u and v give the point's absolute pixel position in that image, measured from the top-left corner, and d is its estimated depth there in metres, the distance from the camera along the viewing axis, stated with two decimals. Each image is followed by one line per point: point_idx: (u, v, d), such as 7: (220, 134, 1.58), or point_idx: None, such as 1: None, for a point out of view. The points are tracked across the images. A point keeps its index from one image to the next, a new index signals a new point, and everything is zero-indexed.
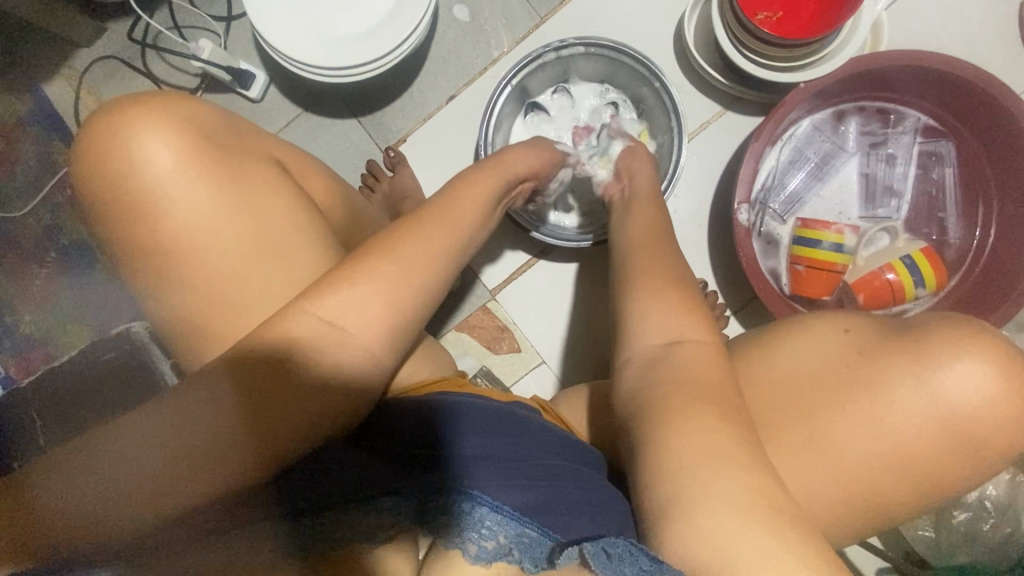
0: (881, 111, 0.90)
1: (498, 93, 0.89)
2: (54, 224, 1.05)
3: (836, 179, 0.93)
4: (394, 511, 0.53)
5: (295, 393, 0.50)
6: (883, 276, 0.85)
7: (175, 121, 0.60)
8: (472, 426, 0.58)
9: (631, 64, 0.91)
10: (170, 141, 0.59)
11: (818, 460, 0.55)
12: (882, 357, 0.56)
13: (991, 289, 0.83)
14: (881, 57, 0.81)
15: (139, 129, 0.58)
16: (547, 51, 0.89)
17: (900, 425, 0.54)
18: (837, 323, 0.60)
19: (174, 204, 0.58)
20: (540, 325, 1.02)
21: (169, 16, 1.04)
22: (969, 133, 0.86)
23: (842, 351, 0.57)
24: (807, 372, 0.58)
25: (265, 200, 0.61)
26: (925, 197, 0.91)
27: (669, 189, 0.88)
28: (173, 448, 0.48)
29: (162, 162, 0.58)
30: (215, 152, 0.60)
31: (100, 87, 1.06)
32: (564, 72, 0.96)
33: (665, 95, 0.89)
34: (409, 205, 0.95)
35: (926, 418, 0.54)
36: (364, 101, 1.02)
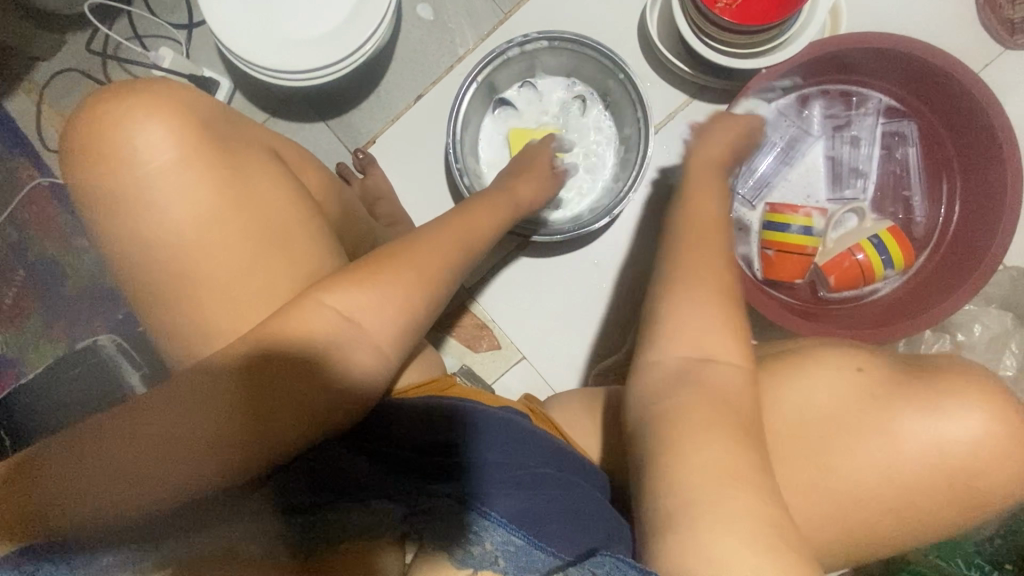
0: (844, 94, 0.91)
1: (463, 91, 0.89)
2: (20, 241, 1.03)
3: (804, 163, 0.94)
4: (385, 511, 0.52)
5: (289, 402, 0.50)
6: (853, 256, 0.86)
7: (172, 111, 0.58)
8: (480, 435, 0.58)
9: (595, 56, 0.91)
10: (166, 132, 0.57)
11: (823, 485, 0.60)
12: (892, 399, 0.61)
13: (957, 267, 0.84)
14: (841, 41, 0.82)
15: (133, 120, 0.57)
16: (510, 47, 0.89)
17: (899, 457, 0.59)
18: (851, 360, 0.64)
19: (162, 197, 0.57)
20: (518, 321, 1.02)
21: (128, 25, 1.02)
22: (931, 113, 0.87)
23: (857, 390, 0.62)
24: (820, 403, 0.62)
25: (264, 194, 0.60)
26: (890, 177, 0.92)
27: (638, 180, 0.89)
28: (160, 450, 0.47)
29: (160, 152, 0.57)
30: (211, 146, 0.59)
31: (61, 100, 1.05)
32: (529, 67, 0.97)
33: (631, 86, 0.90)
34: (381, 207, 0.94)
35: (926, 458, 0.59)
36: (331, 103, 1.02)
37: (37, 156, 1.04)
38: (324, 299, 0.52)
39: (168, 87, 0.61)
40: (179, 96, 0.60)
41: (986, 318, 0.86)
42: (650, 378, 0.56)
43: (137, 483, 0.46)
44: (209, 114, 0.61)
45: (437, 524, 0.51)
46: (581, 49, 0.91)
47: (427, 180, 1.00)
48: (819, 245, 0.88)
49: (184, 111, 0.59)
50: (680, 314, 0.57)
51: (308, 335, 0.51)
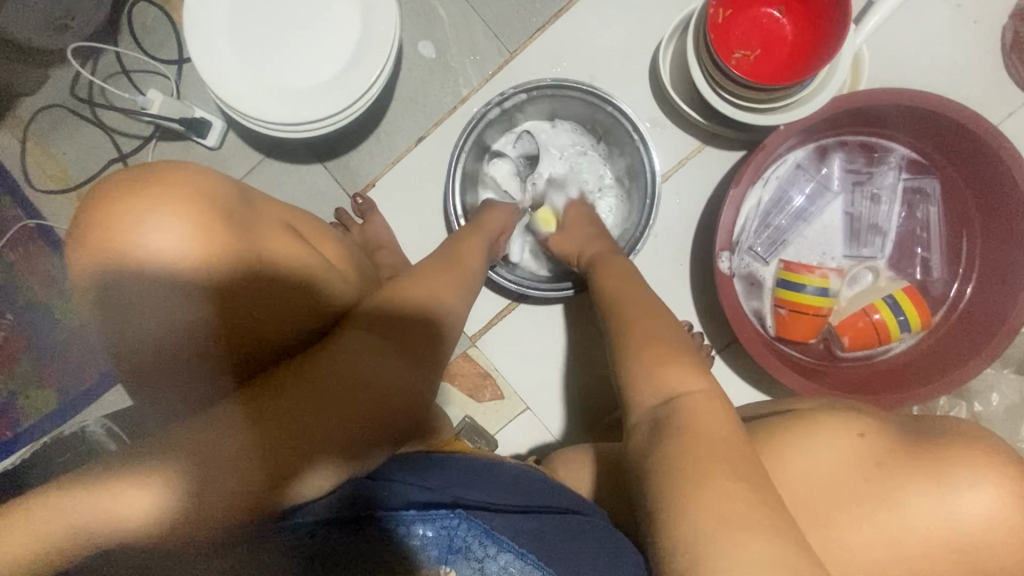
0: (865, 147, 0.87)
1: (459, 151, 0.86)
2: (8, 283, 1.00)
3: (820, 220, 0.90)
4: (424, 545, 0.54)
5: (329, 434, 0.49)
6: (867, 317, 0.84)
7: (185, 204, 0.54)
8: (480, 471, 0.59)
9: (577, 95, 0.88)
10: (180, 229, 0.54)
11: (823, 558, 0.56)
12: (900, 467, 0.55)
13: (975, 329, 0.82)
14: (865, 96, 0.78)
15: (136, 215, 0.53)
16: (490, 108, 0.86)
17: (909, 531, 0.54)
18: (851, 426, 0.59)
19: (178, 294, 0.54)
20: (522, 370, 1.00)
21: (114, 60, 0.97)
22: (955, 171, 0.84)
23: (859, 456, 0.57)
24: (823, 469, 0.57)
25: (278, 254, 0.59)
26: (909, 234, 0.89)
27: (644, 237, 0.86)
28: (203, 485, 0.46)
29: (170, 249, 0.53)
30: (225, 238, 0.55)
31: (46, 136, 1.00)
32: (514, 120, 0.93)
33: (624, 118, 0.86)
34: (382, 256, 0.91)
35: (941, 537, 0.54)
36: (328, 144, 0.98)
37: (23, 195, 1.00)
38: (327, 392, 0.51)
39: (159, 169, 0.58)
40: (198, 181, 0.57)
41: (1004, 382, 0.84)
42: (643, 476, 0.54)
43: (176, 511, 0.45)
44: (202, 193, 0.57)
45: (465, 564, 0.55)
46: (561, 92, 0.88)
47: (430, 225, 0.97)
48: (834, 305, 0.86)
49: (197, 201, 0.55)
50: None
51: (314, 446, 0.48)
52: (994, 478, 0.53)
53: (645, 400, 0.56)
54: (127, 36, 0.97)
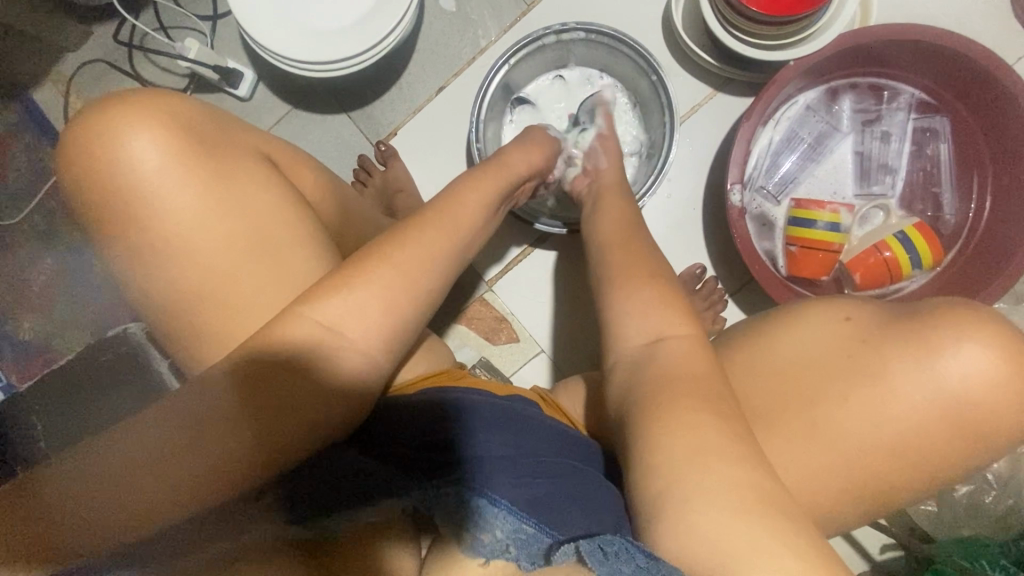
0: (874, 88, 0.89)
1: (487, 85, 0.89)
2: (48, 229, 1.05)
3: (831, 159, 0.92)
4: (399, 505, 0.53)
5: (294, 397, 0.51)
6: (878, 253, 0.85)
7: (163, 117, 0.59)
8: (485, 426, 0.59)
9: (629, 54, 0.90)
10: (158, 139, 0.58)
11: (829, 449, 0.56)
12: (884, 340, 0.57)
13: (989, 260, 0.82)
14: (869, 33, 0.80)
15: (117, 129, 0.58)
16: (547, 33, 0.89)
17: (902, 408, 0.55)
18: (843, 313, 0.60)
19: (158, 201, 0.58)
20: (537, 314, 1.02)
21: (154, 17, 1.03)
22: (964, 108, 0.85)
23: (844, 337, 0.58)
24: (812, 351, 0.58)
25: (253, 198, 0.61)
26: (920, 173, 0.90)
27: (655, 184, 0.88)
28: (173, 459, 0.48)
29: (146, 161, 0.58)
30: (199, 147, 0.60)
31: (88, 90, 1.06)
32: (562, 58, 0.96)
33: (662, 90, 0.89)
34: (402, 198, 0.94)
35: (935, 408, 0.54)
36: (352, 95, 1.02)
37: None
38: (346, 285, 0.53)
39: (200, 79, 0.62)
40: (177, 102, 0.61)
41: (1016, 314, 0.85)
42: (654, 359, 0.56)
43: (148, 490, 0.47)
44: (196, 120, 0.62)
45: (444, 514, 0.52)
46: (617, 45, 0.90)
47: (449, 172, 1.00)
48: (845, 242, 0.87)
49: (177, 115, 0.60)
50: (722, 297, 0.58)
51: (325, 314, 0.52)
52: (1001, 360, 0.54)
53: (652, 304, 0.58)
54: None
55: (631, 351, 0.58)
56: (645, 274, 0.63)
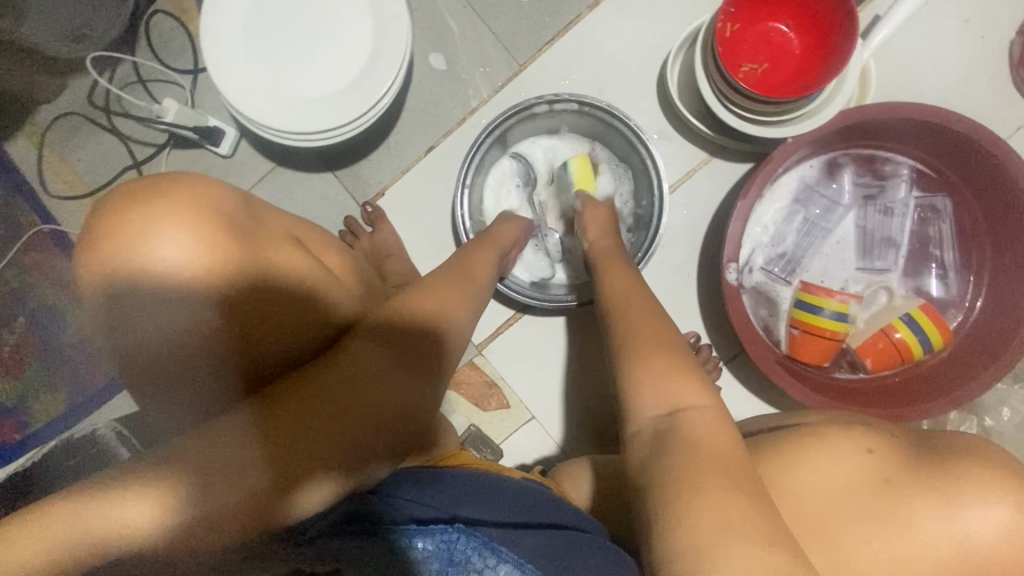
0: (874, 162, 0.88)
1: (479, 146, 0.87)
2: (21, 287, 1.02)
3: (834, 234, 0.90)
4: (425, 557, 0.55)
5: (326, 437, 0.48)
6: (886, 338, 0.84)
7: (194, 210, 0.55)
8: (496, 484, 0.61)
9: (623, 130, 0.88)
10: (189, 234, 0.54)
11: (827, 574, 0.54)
12: (908, 485, 0.54)
13: (992, 340, 0.81)
14: (867, 111, 0.78)
15: (149, 221, 0.54)
16: (538, 103, 0.87)
17: (917, 552, 0.53)
18: (859, 441, 0.58)
19: (196, 310, 0.54)
20: (527, 379, 1.00)
21: (132, 70, 0.99)
22: (963, 185, 0.84)
23: (869, 474, 0.56)
24: (832, 484, 0.56)
25: (281, 293, 0.58)
26: (922, 251, 0.89)
27: (646, 260, 0.86)
28: (188, 492, 0.45)
29: (185, 260, 0.54)
30: (244, 257, 0.56)
31: (63, 144, 1.01)
32: (552, 124, 0.94)
33: (652, 168, 0.87)
34: (390, 265, 0.91)
35: (948, 553, 0.52)
36: (340, 154, 0.99)
37: (39, 201, 1.02)
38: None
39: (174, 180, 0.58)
40: (213, 198, 0.57)
41: (1015, 397, 0.83)
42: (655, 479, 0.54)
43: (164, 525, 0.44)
44: (229, 208, 0.58)
45: None
46: (611, 119, 0.88)
47: (438, 234, 0.98)
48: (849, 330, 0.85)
49: (205, 206, 0.56)
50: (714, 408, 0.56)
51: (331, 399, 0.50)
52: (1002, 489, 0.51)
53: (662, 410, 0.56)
54: (143, 45, 0.98)
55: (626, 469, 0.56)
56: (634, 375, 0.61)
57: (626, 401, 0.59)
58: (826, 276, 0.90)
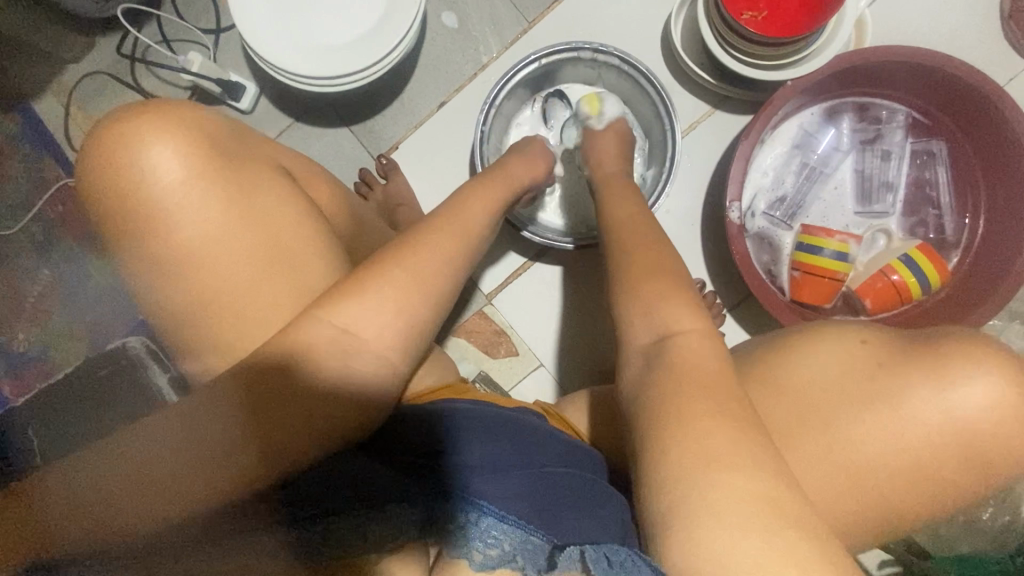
0: (875, 110, 0.91)
1: (498, 88, 0.89)
2: (46, 239, 1.05)
3: (833, 180, 0.93)
4: (405, 520, 0.54)
5: (304, 412, 0.51)
6: (886, 278, 0.86)
7: (176, 129, 0.59)
8: (479, 438, 0.59)
9: (653, 98, 0.92)
10: (171, 149, 0.58)
11: (829, 465, 0.56)
12: (902, 368, 0.56)
13: (989, 273, 0.84)
14: (864, 54, 0.82)
15: (140, 138, 0.58)
16: (585, 47, 0.90)
17: (911, 429, 0.55)
18: (852, 333, 0.59)
19: (177, 218, 0.58)
20: (536, 328, 1.03)
21: (157, 30, 1.03)
22: (958, 128, 0.87)
23: (864, 358, 0.57)
24: (829, 376, 0.57)
25: (273, 210, 0.61)
26: (918, 194, 0.92)
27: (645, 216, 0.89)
28: (161, 457, 0.49)
29: (170, 175, 0.58)
30: (223, 162, 0.61)
31: (89, 102, 1.06)
32: (592, 75, 0.97)
33: (671, 139, 0.90)
34: (404, 211, 0.95)
35: (941, 428, 0.54)
36: (355, 109, 1.03)
37: (66, 157, 1.06)
38: (339, 314, 0.53)
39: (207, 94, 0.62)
40: (198, 115, 0.62)
41: (1011, 332, 0.86)
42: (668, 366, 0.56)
43: (138, 486, 0.48)
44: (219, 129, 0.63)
45: (452, 531, 0.55)
46: (644, 85, 0.92)
47: (450, 186, 1.01)
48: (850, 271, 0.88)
49: (188, 125, 0.60)
50: None
51: (313, 355, 0.52)
52: (995, 374, 0.54)
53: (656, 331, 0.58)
54: (169, 6, 1.03)
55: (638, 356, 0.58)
56: (643, 284, 0.64)
57: (620, 312, 0.62)
58: (827, 221, 0.93)
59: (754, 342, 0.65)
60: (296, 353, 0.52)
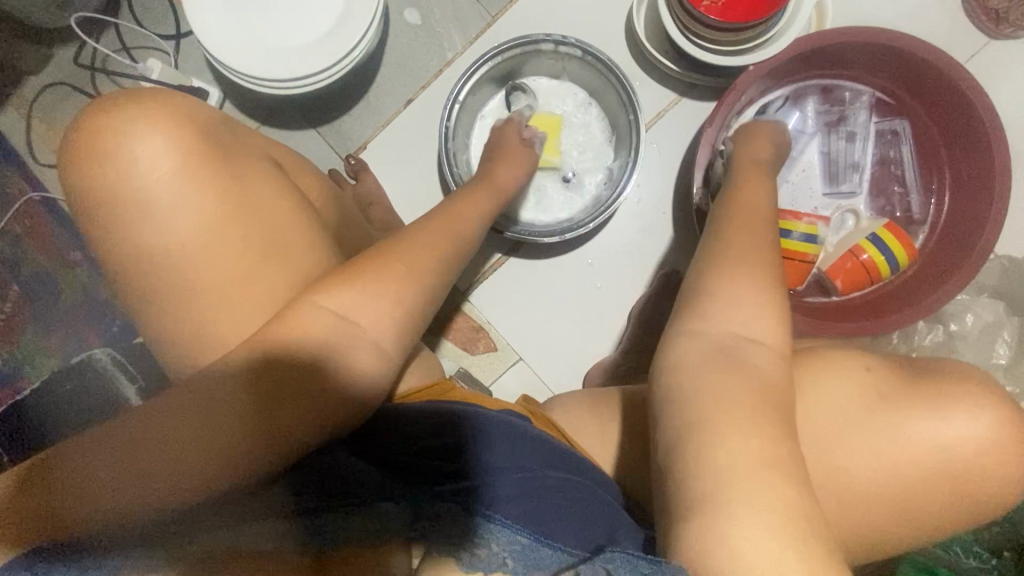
0: (838, 90, 0.91)
1: (461, 84, 0.90)
2: (13, 254, 1.03)
3: (802, 162, 0.93)
4: (393, 518, 0.53)
5: (290, 417, 0.51)
6: (855, 257, 0.87)
7: (141, 128, 0.57)
8: (496, 441, 0.59)
9: (617, 87, 0.91)
10: (136, 150, 0.57)
11: (829, 484, 0.62)
12: (902, 399, 0.62)
13: (956, 249, 0.85)
14: (825, 35, 0.82)
15: (104, 142, 0.57)
16: (544, 40, 0.90)
17: (902, 454, 0.60)
18: (860, 362, 0.65)
19: (162, 210, 0.57)
20: (514, 323, 1.03)
21: (115, 37, 1.02)
22: (920, 107, 0.88)
23: (865, 390, 0.63)
24: (832, 404, 0.63)
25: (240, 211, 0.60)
26: (884, 173, 0.93)
27: (612, 207, 0.90)
28: (151, 449, 0.48)
29: (134, 177, 0.57)
30: (198, 157, 0.59)
31: (51, 114, 1.04)
32: (554, 67, 0.97)
33: (636, 130, 0.90)
34: (376, 211, 0.94)
35: (927, 453, 0.60)
36: (322, 110, 1.02)
37: (30, 170, 1.04)
38: (303, 320, 0.53)
39: (168, 98, 0.61)
40: (183, 108, 0.61)
41: (980, 307, 0.87)
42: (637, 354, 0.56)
43: (122, 479, 0.47)
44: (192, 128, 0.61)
45: (444, 530, 0.53)
46: (607, 75, 0.92)
47: (421, 184, 1.01)
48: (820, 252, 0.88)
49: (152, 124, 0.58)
50: (685, 295, 0.58)
51: (289, 360, 0.52)
52: (988, 408, 0.60)
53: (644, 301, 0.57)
54: (127, 13, 1.01)
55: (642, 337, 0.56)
56: None
57: None
58: (796, 204, 0.93)
59: None
60: (283, 360, 0.52)
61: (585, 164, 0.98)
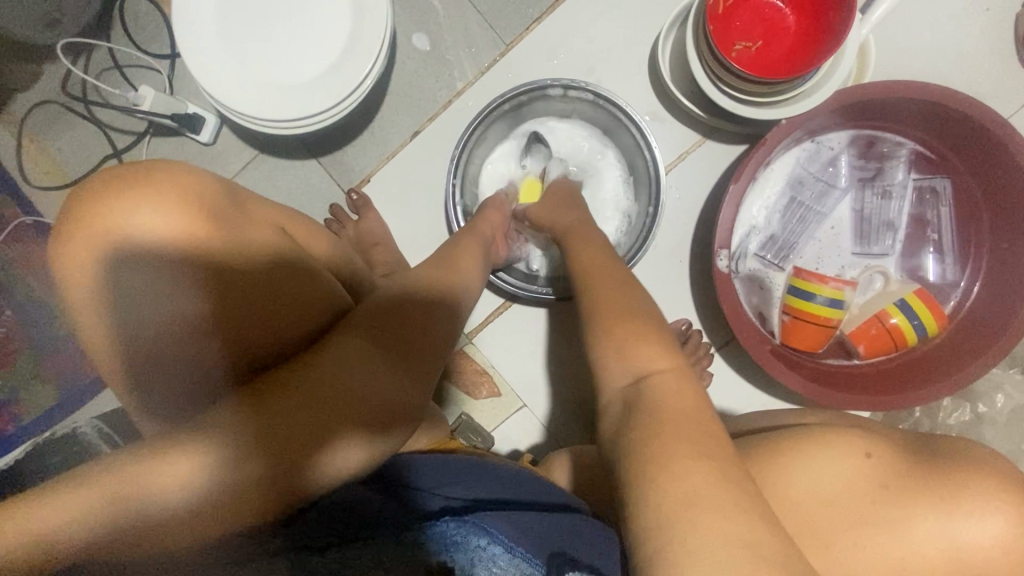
0: (873, 143, 0.85)
1: (471, 128, 0.85)
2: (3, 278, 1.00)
3: (830, 220, 0.88)
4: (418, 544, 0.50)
5: (302, 443, 0.46)
6: (880, 323, 0.82)
7: (142, 194, 0.54)
8: (495, 475, 0.58)
9: (631, 131, 0.86)
10: (135, 215, 0.53)
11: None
12: (913, 489, 0.54)
13: (992, 320, 0.79)
14: (866, 89, 0.76)
15: (99, 211, 0.53)
16: (552, 85, 0.85)
17: (911, 559, 0.53)
18: (859, 446, 0.57)
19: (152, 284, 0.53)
20: (517, 368, 0.99)
21: (107, 55, 0.97)
22: (963, 167, 0.82)
23: (867, 479, 0.55)
24: (828, 491, 0.55)
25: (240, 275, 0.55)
26: (919, 233, 0.87)
27: (636, 257, 0.84)
28: (207, 460, 0.45)
29: (132, 241, 0.53)
30: (198, 219, 0.55)
31: (41, 134, 0.99)
32: (562, 108, 0.91)
33: (653, 172, 0.85)
34: (378, 252, 0.89)
35: (941, 556, 0.52)
36: (324, 140, 0.97)
37: (19, 192, 1.00)
38: None
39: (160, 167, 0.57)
40: (186, 179, 0.56)
41: (1011, 383, 0.83)
42: None
43: (174, 491, 0.44)
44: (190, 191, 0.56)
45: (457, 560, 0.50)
46: (620, 118, 0.86)
47: (425, 220, 0.95)
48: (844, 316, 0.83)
49: (150, 190, 0.54)
50: None
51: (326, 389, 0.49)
52: (1005, 509, 0.52)
53: (628, 380, 0.53)
54: (119, 30, 0.96)
55: (619, 399, 0.51)
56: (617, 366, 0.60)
57: (601, 377, 0.55)
58: (822, 264, 0.88)
59: (755, 437, 0.63)
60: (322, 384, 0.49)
61: (601, 206, 0.92)
